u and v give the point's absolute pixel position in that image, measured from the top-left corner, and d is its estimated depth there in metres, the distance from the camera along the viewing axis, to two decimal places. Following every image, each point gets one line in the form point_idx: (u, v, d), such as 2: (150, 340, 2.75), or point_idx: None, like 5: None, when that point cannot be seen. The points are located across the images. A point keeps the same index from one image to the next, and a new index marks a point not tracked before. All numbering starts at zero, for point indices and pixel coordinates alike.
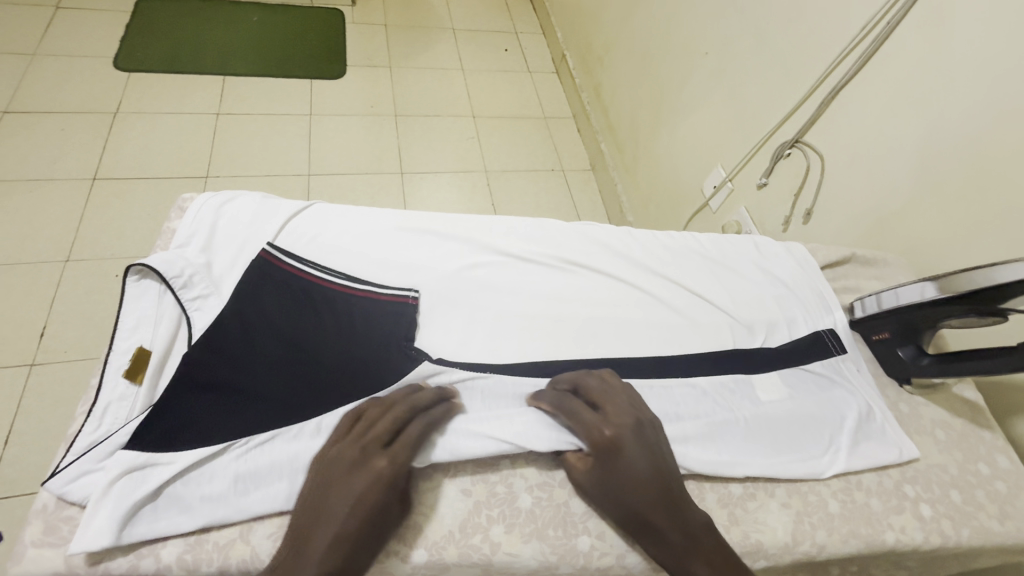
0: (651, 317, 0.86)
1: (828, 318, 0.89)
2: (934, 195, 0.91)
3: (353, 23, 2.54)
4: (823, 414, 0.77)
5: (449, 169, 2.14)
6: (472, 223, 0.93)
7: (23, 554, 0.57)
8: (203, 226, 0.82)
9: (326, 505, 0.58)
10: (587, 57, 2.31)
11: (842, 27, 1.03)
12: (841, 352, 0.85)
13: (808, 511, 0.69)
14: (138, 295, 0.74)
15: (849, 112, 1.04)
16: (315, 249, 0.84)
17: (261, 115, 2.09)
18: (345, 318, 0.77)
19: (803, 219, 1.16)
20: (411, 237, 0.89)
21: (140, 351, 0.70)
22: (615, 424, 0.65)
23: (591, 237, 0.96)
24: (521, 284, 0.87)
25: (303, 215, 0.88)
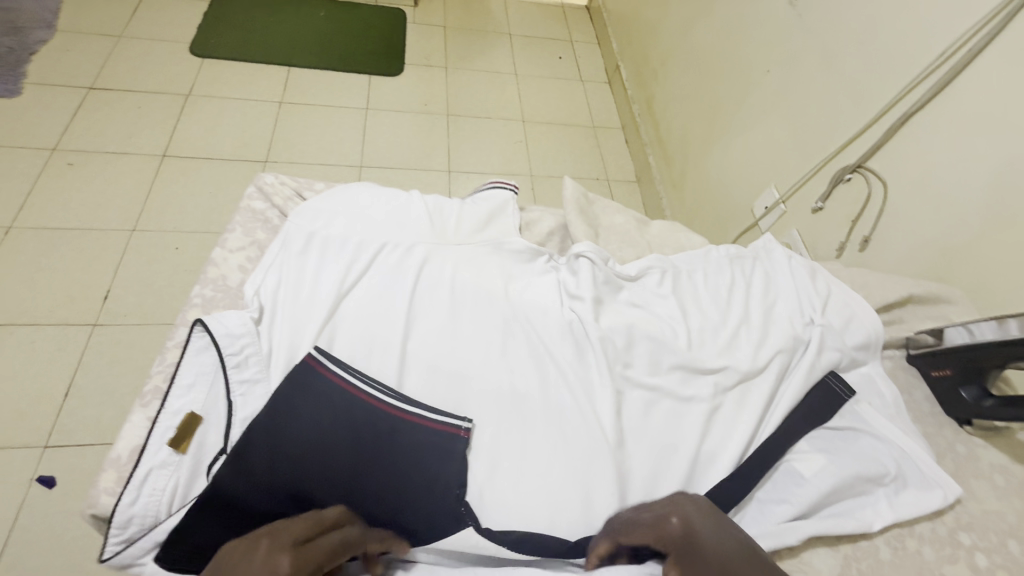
0: (726, 432, 0.62)
1: (859, 362, 0.69)
2: (1008, 230, 0.86)
3: (413, 23, 2.61)
4: (865, 473, 0.59)
5: (495, 171, 2.17)
6: (480, 272, 0.71)
7: (98, 499, 0.61)
8: (275, 274, 0.69)
9: None
10: (641, 69, 2.30)
11: (919, 53, 1.00)
12: (848, 397, 0.65)
13: (856, 555, 0.56)
14: (202, 348, 0.64)
15: (921, 140, 1.00)
16: (364, 343, 0.64)
17: (320, 106, 2.18)
18: (333, 411, 0.59)
19: (860, 246, 1.12)
20: (421, 315, 0.67)
21: (189, 416, 0.61)
22: (681, 512, 0.49)
23: (628, 318, 0.69)
24: (546, 389, 0.64)
25: (366, 280, 0.69)
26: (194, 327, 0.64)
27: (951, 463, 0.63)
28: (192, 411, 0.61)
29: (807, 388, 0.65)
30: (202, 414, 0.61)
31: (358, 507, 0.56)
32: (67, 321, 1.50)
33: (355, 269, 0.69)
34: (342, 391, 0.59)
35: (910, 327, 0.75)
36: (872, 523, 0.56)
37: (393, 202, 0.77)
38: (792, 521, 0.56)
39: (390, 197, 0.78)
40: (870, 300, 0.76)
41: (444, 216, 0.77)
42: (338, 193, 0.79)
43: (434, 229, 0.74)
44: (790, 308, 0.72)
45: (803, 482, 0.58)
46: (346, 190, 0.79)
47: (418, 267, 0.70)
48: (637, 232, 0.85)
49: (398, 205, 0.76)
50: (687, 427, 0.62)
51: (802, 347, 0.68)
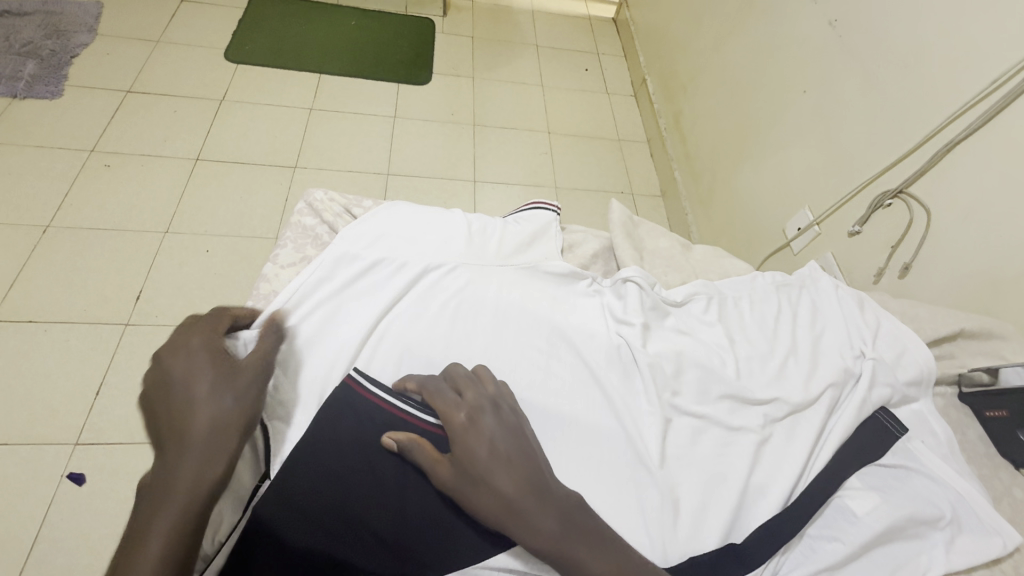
0: (776, 465, 0.60)
1: (911, 399, 0.67)
2: None
3: (442, 33, 2.64)
4: (921, 516, 0.57)
5: (521, 181, 2.17)
6: (527, 292, 0.71)
7: None
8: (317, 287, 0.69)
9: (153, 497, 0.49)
10: (669, 84, 2.30)
11: (968, 80, 0.98)
12: (901, 435, 0.63)
13: None
14: None
15: (968, 168, 0.98)
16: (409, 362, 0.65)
17: (349, 114, 2.21)
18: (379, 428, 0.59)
19: (900, 272, 1.10)
20: (464, 333, 0.67)
21: None
22: (468, 407, 0.56)
23: (673, 344, 0.69)
24: (589, 413, 0.63)
25: (411, 297, 0.70)
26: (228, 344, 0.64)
27: (1009, 508, 0.61)
28: None
29: (859, 423, 0.64)
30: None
31: (406, 530, 0.55)
32: (101, 320, 1.53)
33: (401, 287, 0.70)
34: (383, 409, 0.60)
35: (962, 362, 0.73)
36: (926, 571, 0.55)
37: (440, 220, 0.78)
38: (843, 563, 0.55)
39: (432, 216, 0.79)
40: (921, 333, 0.74)
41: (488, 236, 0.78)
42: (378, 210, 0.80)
43: (481, 249, 0.75)
44: (839, 339, 0.71)
45: (856, 520, 0.57)
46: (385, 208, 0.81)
47: (464, 286, 0.70)
48: (678, 256, 0.84)
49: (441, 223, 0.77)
50: (736, 457, 0.60)
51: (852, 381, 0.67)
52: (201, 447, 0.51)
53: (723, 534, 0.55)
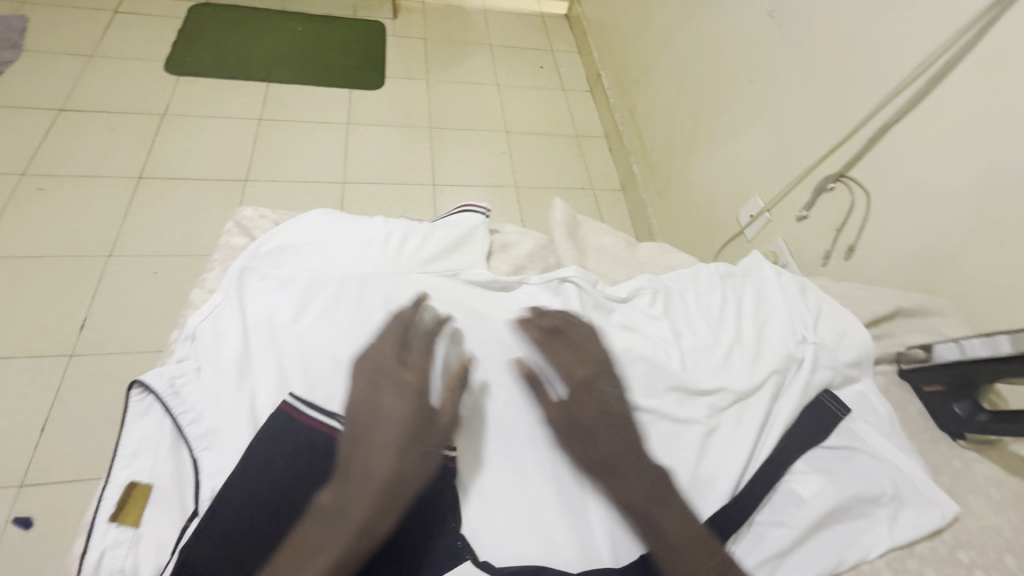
0: (725, 454, 0.61)
1: (853, 377, 0.69)
2: (987, 238, 0.88)
3: (393, 36, 2.60)
4: (865, 494, 0.58)
5: (480, 182, 2.16)
6: (467, 296, 0.69)
7: None
8: (230, 312, 0.64)
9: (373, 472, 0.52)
10: (622, 78, 2.32)
11: (896, 64, 1.02)
12: (847, 415, 0.65)
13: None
14: (144, 414, 0.59)
15: (901, 149, 1.02)
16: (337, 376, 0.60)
17: (301, 122, 2.15)
18: (316, 456, 0.55)
19: (845, 254, 1.13)
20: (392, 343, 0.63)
21: (135, 486, 0.55)
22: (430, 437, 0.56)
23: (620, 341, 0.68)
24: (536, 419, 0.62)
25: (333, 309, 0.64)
26: (132, 388, 0.59)
27: (948, 479, 0.63)
28: (138, 480, 0.56)
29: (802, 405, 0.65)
30: (149, 483, 0.56)
31: None
32: (42, 352, 1.45)
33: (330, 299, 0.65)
34: (325, 434, 0.56)
35: (900, 339, 0.75)
36: (871, 549, 0.56)
37: (369, 228, 0.74)
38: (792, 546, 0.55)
39: (360, 224, 0.75)
40: (861, 314, 0.76)
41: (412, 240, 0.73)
42: (297, 221, 0.74)
43: (416, 256, 0.71)
44: (786, 325, 0.72)
45: (802, 504, 0.58)
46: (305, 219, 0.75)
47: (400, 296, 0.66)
48: (627, 253, 0.85)
49: (369, 232, 0.73)
50: (684, 449, 0.61)
51: (795, 365, 0.68)
52: (378, 498, 0.50)
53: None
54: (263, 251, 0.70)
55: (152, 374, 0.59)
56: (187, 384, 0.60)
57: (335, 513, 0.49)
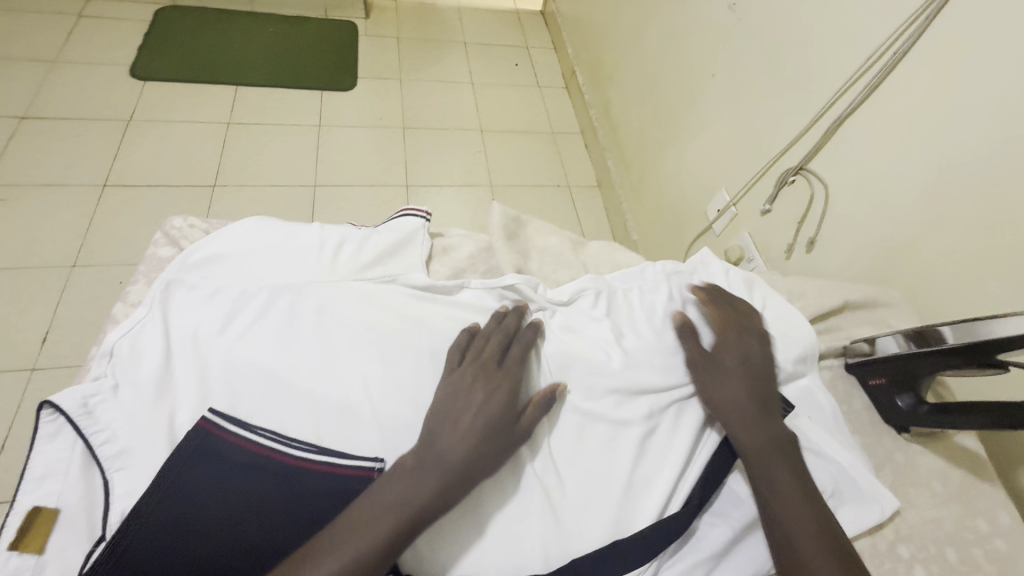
0: (663, 455, 0.61)
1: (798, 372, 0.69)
2: (938, 230, 0.88)
3: (366, 35, 2.58)
4: None
5: (455, 182, 2.14)
6: (404, 302, 0.68)
7: None
8: (154, 326, 0.62)
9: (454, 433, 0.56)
10: (596, 74, 2.31)
11: (850, 56, 1.01)
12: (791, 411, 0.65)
13: None
14: (55, 436, 0.57)
15: (856, 141, 1.02)
16: (267, 390, 0.60)
17: (271, 126, 2.12)
18: (240, 475, 0.53)
19: (807, 247, 1.13)
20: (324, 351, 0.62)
21: (43, 510, 0.54)
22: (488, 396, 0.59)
23: (563, 344, 0.67)
24: None
25: (266, 321, 0.64)
26: (43, 410, 0.57)
27: (891, 474, 0.63)
28: (47, 504, 0.54)
29: None
30: (57, 507, 0.54)
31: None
32: (4, 367, 1.43)
33: (263, 311, 0.64)
34: (249, 450, 0.55)
35: (848, 334, 0.75)
36: None
37: (304, 234, 0.73)
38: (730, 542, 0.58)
39: (295, 231, 0.73)
40: (808, 310, 0.76)
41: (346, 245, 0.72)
42: (227, 230, 0.73)
43: (353, 262, 0.71)
44: (731, 322, 0.72)
45: (739, 504, 0.61)
46: (236, 226, 0.74)
47: (335, 304, 0.66)
48: (577, 253, 0.84)
49: (303, 239, 0.72)
50: (622, 451, 0.61)
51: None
52: (451, 478, 0.53)
53: (608, 530, 0.56)
54: (190, 261, 0.68)
55: (63, 395, 0.57)
56: (102, 404, 0.58)
57: (405, 482, 0.53)
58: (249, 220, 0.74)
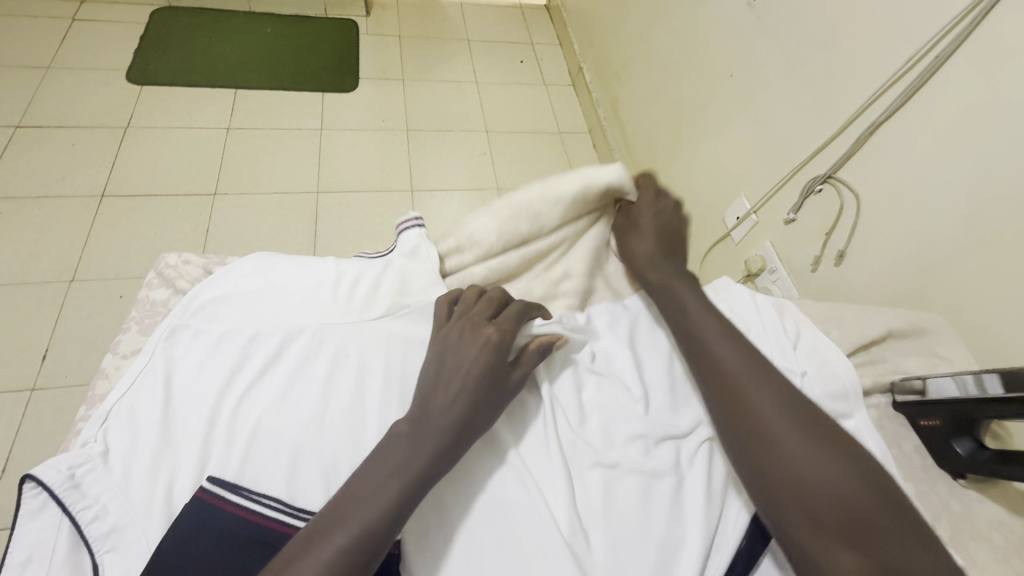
0: (699, 506, 0.58)
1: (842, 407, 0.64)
2: (985, 247, 0.82)
3: (366, 34, 2.51)
4: None
5: (461, 186, 2.09)
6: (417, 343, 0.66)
7: None
8: (154, 384, 0.61)
9: (449, 384, 0.58)
10: (604, 72, 2.25)
11: (884, 59, 0.95)
12: None
13: None
14: (40, 513, 0.54)
15: (892, 149, 0.95)
16: (269, 450, 0.56)
17: (271, 130, 2.07)
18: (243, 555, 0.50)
19: (835, 260, 1.07)
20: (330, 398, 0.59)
21: None
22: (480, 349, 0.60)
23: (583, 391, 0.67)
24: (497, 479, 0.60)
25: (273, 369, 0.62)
26: (25, 485, 0.54)
27: (948, 525, 0.58)
28: None
29: None
30: None
31: None
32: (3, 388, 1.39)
33: (273, 355, 0.63)
34: (254, 523, 0.51)
35: (894, 366, 0.70)
36: None
37: (312, 273, 0.73)
38: None
39: (299, 269, 0.73)
40: (848, 339, 0.71)
41: (348, 281, 0.71)
42: (230, 269, 0.73)
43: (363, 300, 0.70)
44: (764, 354, 0.68)
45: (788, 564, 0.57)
46: (238, 265, 0.74)
47: (346, 345, 0.64)
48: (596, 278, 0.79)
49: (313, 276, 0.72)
50: (656, 504, 0.58)
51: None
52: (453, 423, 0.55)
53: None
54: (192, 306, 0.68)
55: (49, 468, 0.54)
56: (90, 475, 0.55)
57: (412, 438, 0.54)
58: (251, 259, 0.74)
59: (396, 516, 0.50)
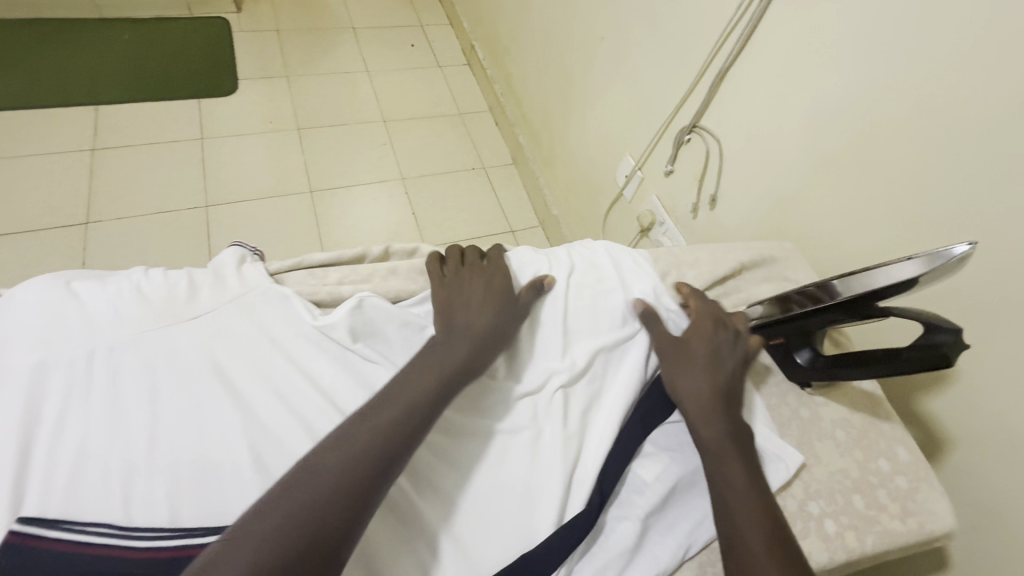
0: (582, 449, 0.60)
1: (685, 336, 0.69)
2: (824, 174, 0.89)
3: (240, 32, 2.35)
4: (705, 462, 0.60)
5: (364, 180, 2.02)
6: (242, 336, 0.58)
7: None
8: None
9: (455, 324, 0.61)
10: (494, 47, 2.23)
11: (721, 7, 0.99)
12: None
13: (713, 559, 0.56)
14: None
15: (737, 93, 1.01)
16: (76, 483, 0.47)
17: (145, 146, 1.91)
18: None
19: (709, 205, 1.13)
20: (162, 417, 0.51)
21: None
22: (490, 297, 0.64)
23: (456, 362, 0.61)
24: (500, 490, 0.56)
25: (80, 393, 0.51)
26: None
27: (798, 431, 0.64)
28: None
29: (633, 378, 0.64)
30: None
31: None
32: None
33: (49, 382, 0.51)
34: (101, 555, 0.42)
35: (747, 296, 0.75)
36: None
37: (112, 281, 0.60)
38: (641, 524, 0.56)
39: (109, 276, 0.62)
40: (705, 278, 0.75)
41: (170, 286, 0.61)
42: (16, 295, 0.57)
43: (177, 300, 0.59)
44: (618, 296, 0.70)
45: (644, 490, 0.58)
46: (28, 289, 0.57)
47: (168, 359, 0.55)
48: None
49: (114, 285, 0.59)
50: (513, 460, 0.58)
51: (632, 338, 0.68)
52: (424, 406, 0.52)
53: (508, 552, 0.52)
54: None
55: None
56: None
57: (373, 425, 0.50)
58: (37, 279, 0.58)
59: (361, 507, 0.45)
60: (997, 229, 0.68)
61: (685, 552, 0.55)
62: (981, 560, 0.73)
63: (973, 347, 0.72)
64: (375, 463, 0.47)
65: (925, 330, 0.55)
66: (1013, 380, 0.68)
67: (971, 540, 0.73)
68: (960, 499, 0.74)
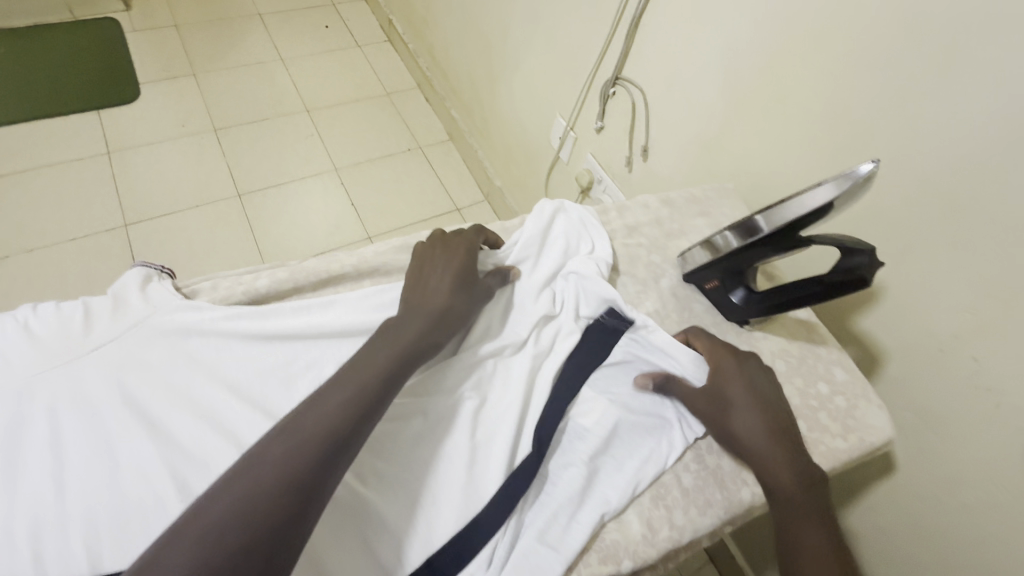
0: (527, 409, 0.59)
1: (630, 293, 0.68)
2: (743, 114, 0.89)
3: (133, 31, 2.15)
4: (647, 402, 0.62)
5: (295, 176, 1.92)
6: (151, 358, 0.54)
7: None
8: None
9: (425, 282, 0.61)
10: (412, 19, 2.13)
11: None
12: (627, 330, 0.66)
13: (660, 493, 0.58)
14: None
15: (653, 39, 0.99)
16: None
17: (45, 168, 1.75)
18: None
19: (642, 156, 1.13)
20: (68, 459, 0.47)
21: None
22: (451, 254, 0.64)
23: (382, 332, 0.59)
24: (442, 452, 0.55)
25: None
26: None
27: None
28: None
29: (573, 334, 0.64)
30: None
31: None
32: None
33: None
34: None
35: (683, 243, 0.76)
36: (668, 455, 0.58)
37: None
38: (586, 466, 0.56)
39: None
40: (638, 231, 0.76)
41: (59, 316, 0.55)
42: None
43: (72, 330, 0.54)
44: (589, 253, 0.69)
45: (586, 435, 0.58)
46: None
47: (69, 393, 0.50)
48: None
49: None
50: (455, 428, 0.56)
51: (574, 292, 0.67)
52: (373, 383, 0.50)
53: (459, 517, 0.51)
54: None
55: None
56: None
57: (320, 410, 0.47)
58: None
59: (303, 497, 0.42)
60: (904, 146, 0.70)
61: (634, 490, 0.56)
62: (921, 459, 0.77)
63: (895, 262, 0.75)
64: (322, 448, 0.45)
65: (842, 254, 0.56)
66: (933, 289, 0.72)
67: (911, 441, 0.78)
68: (898, 407, 0.79)
